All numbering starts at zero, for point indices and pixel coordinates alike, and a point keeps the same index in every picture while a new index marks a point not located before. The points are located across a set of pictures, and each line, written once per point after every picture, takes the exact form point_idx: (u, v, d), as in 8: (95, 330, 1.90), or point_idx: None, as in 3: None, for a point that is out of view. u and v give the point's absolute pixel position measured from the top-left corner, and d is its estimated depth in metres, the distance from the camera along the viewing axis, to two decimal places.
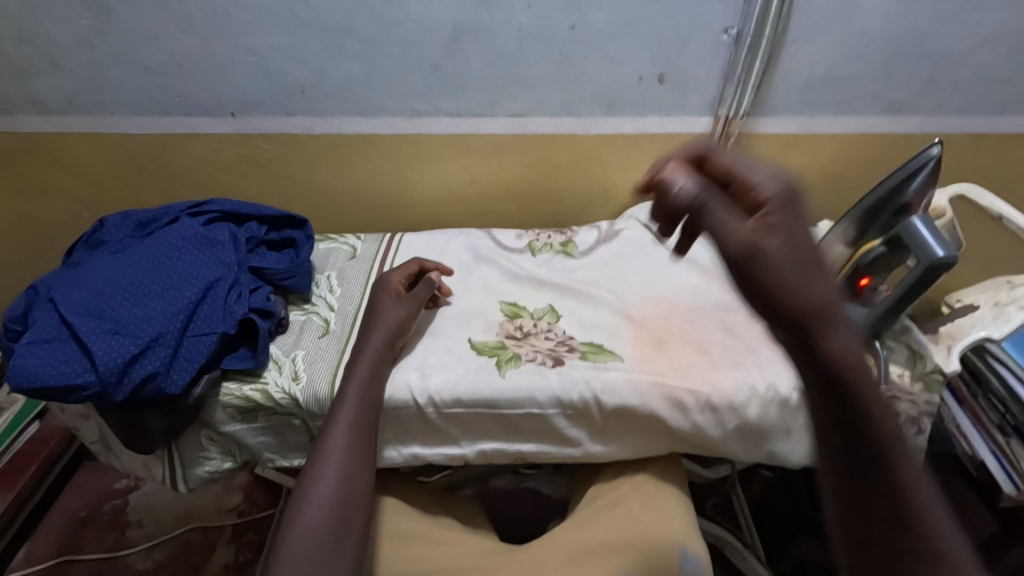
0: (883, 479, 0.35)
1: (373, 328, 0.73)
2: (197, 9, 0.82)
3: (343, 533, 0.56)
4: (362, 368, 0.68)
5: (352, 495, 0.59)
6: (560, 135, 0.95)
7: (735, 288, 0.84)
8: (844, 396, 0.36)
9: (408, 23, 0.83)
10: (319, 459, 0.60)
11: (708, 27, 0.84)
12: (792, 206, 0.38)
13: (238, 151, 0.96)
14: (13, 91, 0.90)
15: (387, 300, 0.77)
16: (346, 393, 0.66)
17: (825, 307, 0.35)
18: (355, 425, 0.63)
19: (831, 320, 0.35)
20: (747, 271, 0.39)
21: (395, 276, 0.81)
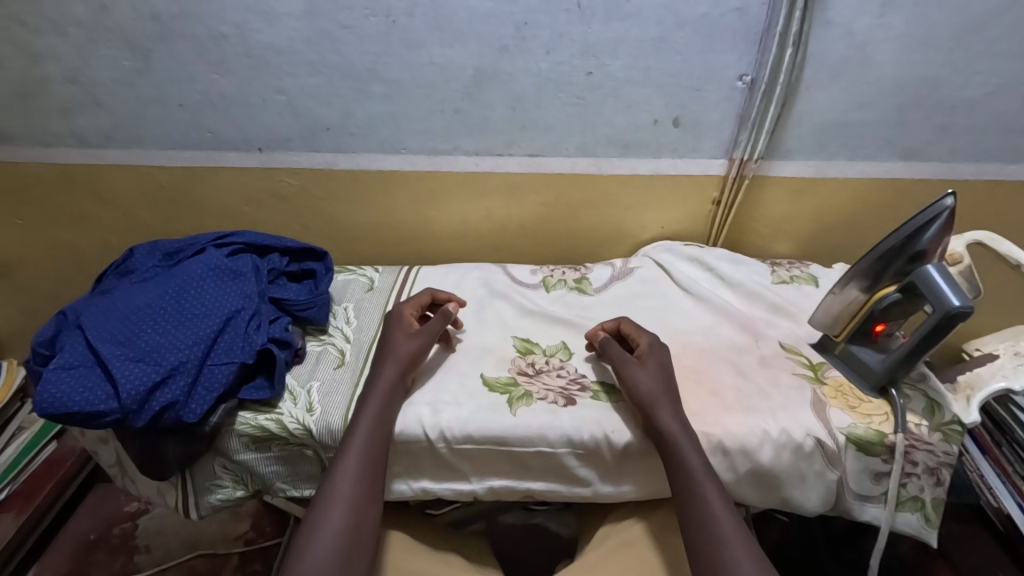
0: (687, 485, 0.62)
1: (385, 361, 0.73)
2: (232, 52, 0.87)
3: (350, 566, 0.56)
4: (374, 400, 0.69)
5: (361, 529, 0.59)
6: (575, 174, 0.97)
7: (748, 329, 0.84)
8: (667, 450, 0.64)
9: (431, 67, 0.87)
10: (330, 491, 0.61)
11: (721, 74, 0.87)
12: (657, 353, 0.75)
13: (264, 185, 1.00)
14: (56, 127, 0.95)
15: (399, 334, 0.77)
16: (357, 425, 0.66)
17: (657, 403, 0.67)
18: (366, 457, 0.64)
19: (661, 410, 0.67)
20: (635, 379, 0.70)
21: (409, 309, 0.82)
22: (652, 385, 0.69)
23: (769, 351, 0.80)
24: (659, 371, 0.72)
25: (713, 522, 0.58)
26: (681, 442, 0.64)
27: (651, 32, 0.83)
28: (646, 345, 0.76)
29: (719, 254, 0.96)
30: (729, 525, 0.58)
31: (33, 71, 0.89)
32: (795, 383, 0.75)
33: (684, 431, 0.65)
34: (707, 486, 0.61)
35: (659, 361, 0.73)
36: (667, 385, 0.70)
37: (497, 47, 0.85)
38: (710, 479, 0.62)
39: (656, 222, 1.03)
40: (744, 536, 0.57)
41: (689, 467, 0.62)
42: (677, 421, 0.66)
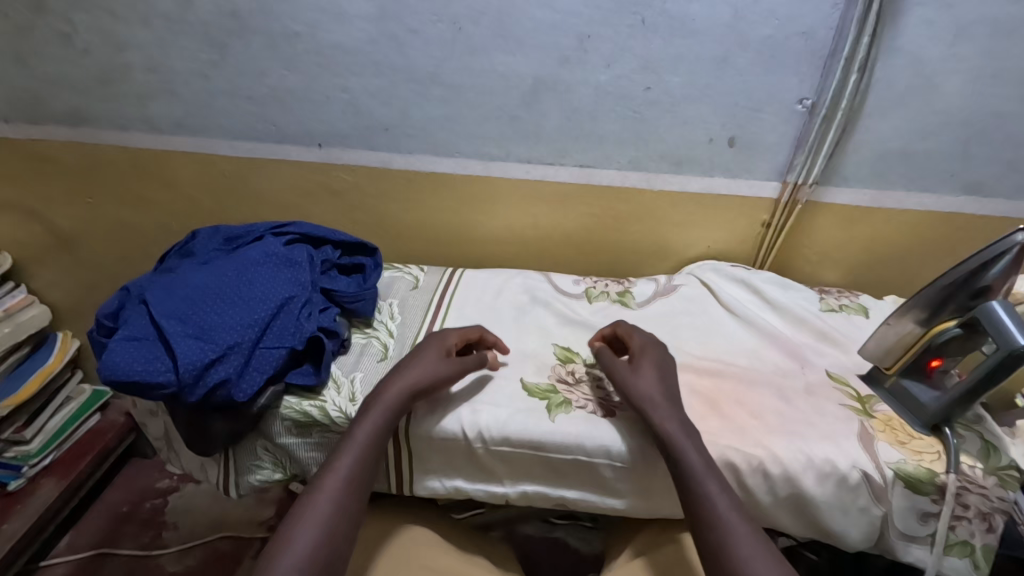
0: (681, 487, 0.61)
1: (402, 370, 0.71)
2: (302, 50, 0.90)
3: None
4: (375, 412, 0.67)
5: (337, 536, 0.58)
6: (625, 188, 0.97)
7: (794, 355, 0.83)
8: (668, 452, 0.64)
9: (491, 73, 0.89)
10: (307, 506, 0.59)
11: (782, 97, 0.86)
12: (654, 356, 0.75)
13: (319, 179, 1.03)
14: (132, 112, 1.00)
15: (430, 351, 0.74)
16: (352, 438, 0.65)
17: (654, 407, 0.67)
18: (354, 474, 0.63)
19: (658, 412, 0.66)
20: (633, 380, 0.71)
21: (454, 339, 0.78)
22: (651, 387, 0.70)
23: (814, 378, 0.79)
24: (657, 372, 0.72)
25: (723, 522, 0.57)
26: (679, 442, 0.64)
27: (713, 51, 0.83)
28: (638, 347, 0.76)
29: (766, 277, 0.95)
30: (738, 523, 0.57)
31: (116, 59, 0.94)
32: (841, 413, 0.73)
33: (684, 432, 0.65)
34: (710, 481, 0.60)
35: (657, 364, 0.73)
36: (664, 385, 0.70)
37: (557, 57, 0.86)
38: (713, 476, 0.61)
39: (702, 241, 1.02)
40: (754, 533, 0.57)
41: (688, 465, 0.62)
42: (675, 420, 0.66)
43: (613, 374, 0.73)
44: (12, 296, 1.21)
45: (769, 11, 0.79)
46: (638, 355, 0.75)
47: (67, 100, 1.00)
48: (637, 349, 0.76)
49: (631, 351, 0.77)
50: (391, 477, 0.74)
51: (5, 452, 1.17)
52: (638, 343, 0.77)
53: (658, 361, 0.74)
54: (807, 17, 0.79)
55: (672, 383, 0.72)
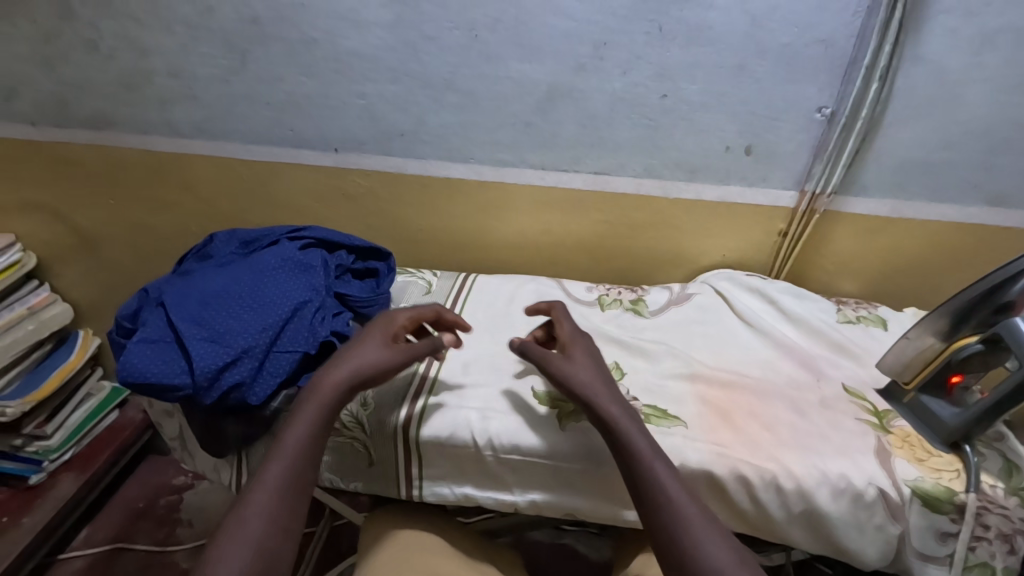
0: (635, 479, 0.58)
1: (340, 360, 0.65)
2: (320, 57, 0.91)
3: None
4: (306, 412, 0.61)
5: (282, 538, 0.54)
6: (640, 195, 0.97)
7: (809, 367, 0.81)
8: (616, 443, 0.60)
9: (506, 80, 0.89)
10: (233, 529, 0.53)
11: (800, 105, 0.85)
12: (585, 345, 0.72)
13: (335, 184, 1.04)
14: (154, 116, 1.01)
15: (374, 335, 0.70)
16: (280, 445, 0.59)
17: (597, 393, 0.64)
18: (286, 486, 0.57)
19: (602, 399, 0.63)
20: (570, 369, 0.67)
21: (402, 318, 0.75)
22: (588, 375, 0.66)
23: (830, 391, 0.77)
24: (587, 359, 0.69)
25: (681, 515, 0.55)
26: (625, 428, 0.61)
27: (731, 58, 0.82)
28: (570, 334, 0.74)
29: (782, 287, 0.94)
30: (694, 510, 0.55)
31: (140, 64, 0.96)
32: (858, 428, 0.71)
33: (628, 417, 0.62)
34: (658, 464, 0.58)
35: (588, 353, 0.71)
36: (600, 371, 0.68)
37: (573, 65, 0.86)
38: (660, 460, 0.59)
39: (717, 249, 1.01)
40: (710, 519, 0.55)
41: (638, 451, 0.59)
42: (620, 406, 0.63)
43: (543, 363, 0.69)
44: (36, 294, 1.24)
45: (789, 19, 0.78)
46: (571, 343, 0.72)
47: (92, 104, 1.02)
48: (568, 337, 0.73)
49: (561, 342, 0.73)
50: (399, 481, 0.75)
51: (25, 447, 1.20)
52: (570, 331, 0.74)
53: (587, 350, 0.71)
54: (827, 25, 0.78)
55: (606, 369, 0.69)
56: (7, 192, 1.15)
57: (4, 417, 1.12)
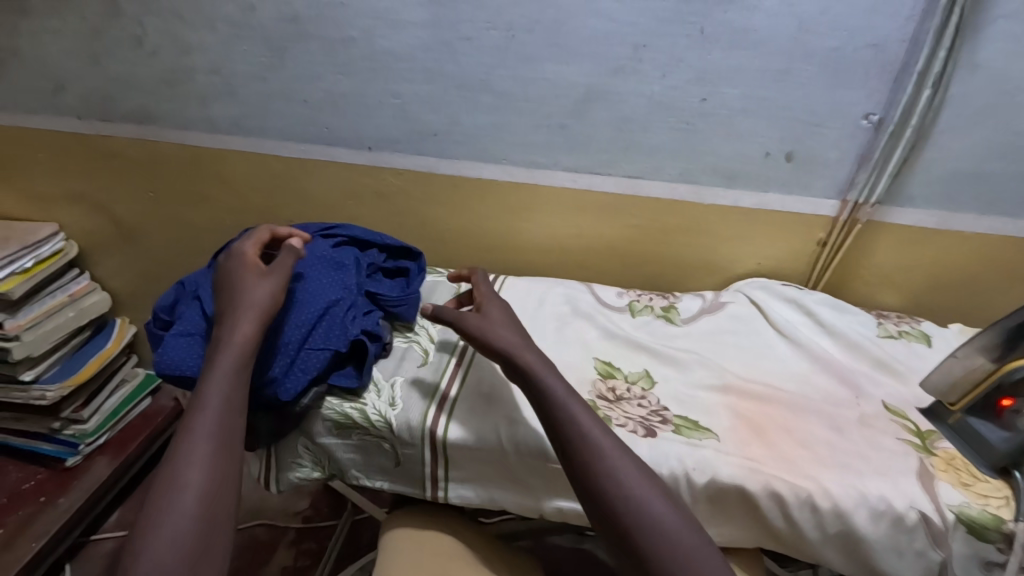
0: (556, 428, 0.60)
1: (237, 310, 0.67)
2: (357, 56, 0.91)
3: (206, 544, 0.53)
4: (224, 363, 0.63)
5: (223, 483, 0.57)
6: (675, 200, 0.95)
7: (848, 383, 0.79)
8: (535, 393, 0.63)
9: (542, 81, 0.88)
10: (175, 477, 0.55)
11: (846, 111, 0.82)
12: (499, 303, 0.76)
13: (368, 182, 1.04)
14: (193, 112, 1.03)
15: (249, 275, 0.70)
16: (205, 396, 0.60)
17: (523, 351, 0.67)
18: (219, 432, 0.59)
19: (527, 355, 0.66)
20: (490, 330, 0.69)
21: (251, 250, 0.74)
22: (507, 333, 0.69)
23: (870, 409, 0.75)
24: (500, 317, 0.73)
25: (604, 461, 0.58)
26: (541, 374, 0.64)
27: (774, 62, 0.80)
28: (487, 293, 0.78)
29: (820, 299, 0.91)
30: (616, 452, 0.58)
31: (182, 61, 0.98)
32: (899, 449, 0.69)
33: (545, 365, 0.66)
34: (573, 405, 0.62)
35: (506, 313, 0.75)
36: (516, 326, 0.72)
37: (611, 67, 0.85)
38: (574, 400, 0.62)
39: (753, 257, 0.98)
40: (631, 458, 0.59)
41: (553, 395, 0.62)
42: (535, 354, 0.67)
43: (464, 324, 0.71)
44: (77, 282, 1.28)
45: (837, 23, 0.76)
46: (493, 304, 0.76)
47: (135, 100, 1.04)
48: (483, 299, 0.77)
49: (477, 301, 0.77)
50: (424, 481, 0.75)
51: (63, 430, 1.25)
52: (485, 295, 0.78)
53: (505, 309, 0.76)
54: (877, 29, 0.75)
55: (517, 324, 0.74)
56: (52, 183, 1.19)
57: (44, 400, 1.19)
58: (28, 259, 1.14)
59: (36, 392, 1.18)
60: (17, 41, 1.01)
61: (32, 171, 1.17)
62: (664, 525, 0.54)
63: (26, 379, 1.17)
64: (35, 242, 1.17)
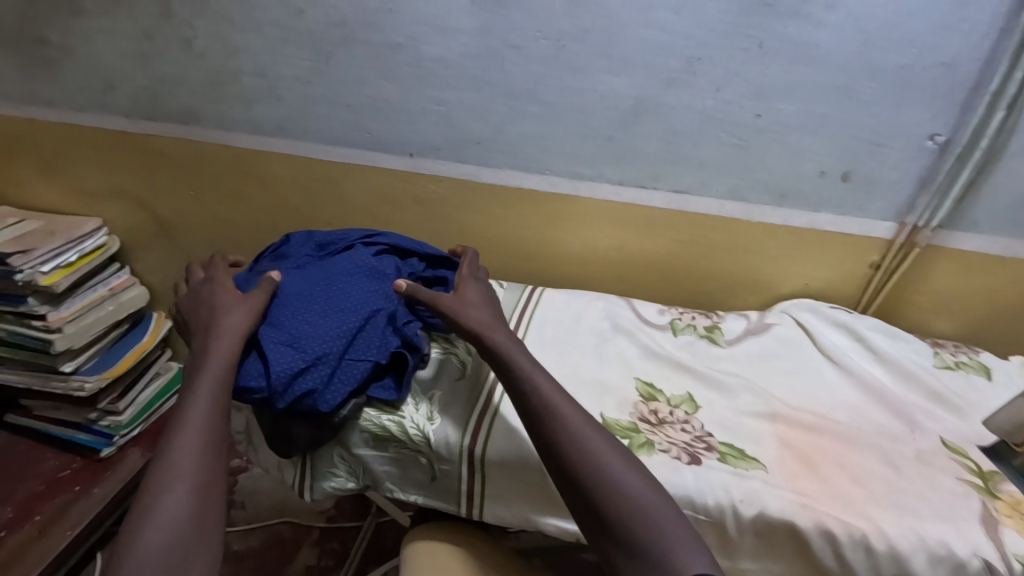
0: (523, 401, 0.64)
1: (224, 321, 0.69)
2: (403, 62, 0.91)
3: (201, 528, 0.53)
4: (214, 362, 0.64)
5: (214, 469, 0.57)
6: (722, 217, 0.92)
7: (903, 416, 0.76)
8: (505, 369, 0.67)
9: (590, 92, 0.86)
10: (168, 466, 0.55)
11: (910, 131, 0.79)
12: (479, 282, 0.80)
13: (407, 189, 1.04)
14: (237, 113, 1.04)
15: (229, 295, 0.73)
16: (195, 392, 0.61)
17: (492, 329, 0.71)
18: (210, 423, 0.59)
19: (496, 334, 0.70)
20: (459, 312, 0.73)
21: (226, 276, 0.78)
22: (479, 313, 0.73)
23: (926, 445, 0.72)
24: (474, 297, 0.77)
25: (577, 437, 0.60)
26: (511, 352, 0.68)
27: (836, 79, 0.77)
28: (469, 273, 0.81)
29: (872, 324, 0.87)
30: (590, 433, 0.60)
31: (228, 63, 0.98)
32: (959, 490, 0.66)
33: (516, 345, 0.69)
34: (539, 379, 0.65)
35: (481, 292, 0.79)
36: (491, 308, 0.76)
37: (663, 79, 0.82)
38: (543, 375, 0.66)
39: (800, 278, 0.95)
40: (607, 442, 0.61)
41: (521, 369, 0.66)
42: (505, 335, 0.71)
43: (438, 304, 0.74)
44: (117, 276, 1.30)
45: (905, 39, 0.73)
46: (472, 282, 0.79)
47: (181, 100, 1.05)
48: (463, 277, 0.80)
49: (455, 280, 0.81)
50: (459, 496, 0.74)
51: (99, 421, 1.28)
52: (467, 274, 0.81)
53: (483, 288, 0.80)
54: (949, 47, 0.72)
55: (493, 304, 0.77)
56: (97, 179, 1.20)
57: (83, 390, 1.21)
58: (72, 253, 1.16)
59: (75, 383, 1.21)
60: (70, 40, 1.02)
61: (78, 167, 1.19)
62: (634, 496, 0.56)
63: (67, 369, 1.19)
64: (79, 237, 1.19)
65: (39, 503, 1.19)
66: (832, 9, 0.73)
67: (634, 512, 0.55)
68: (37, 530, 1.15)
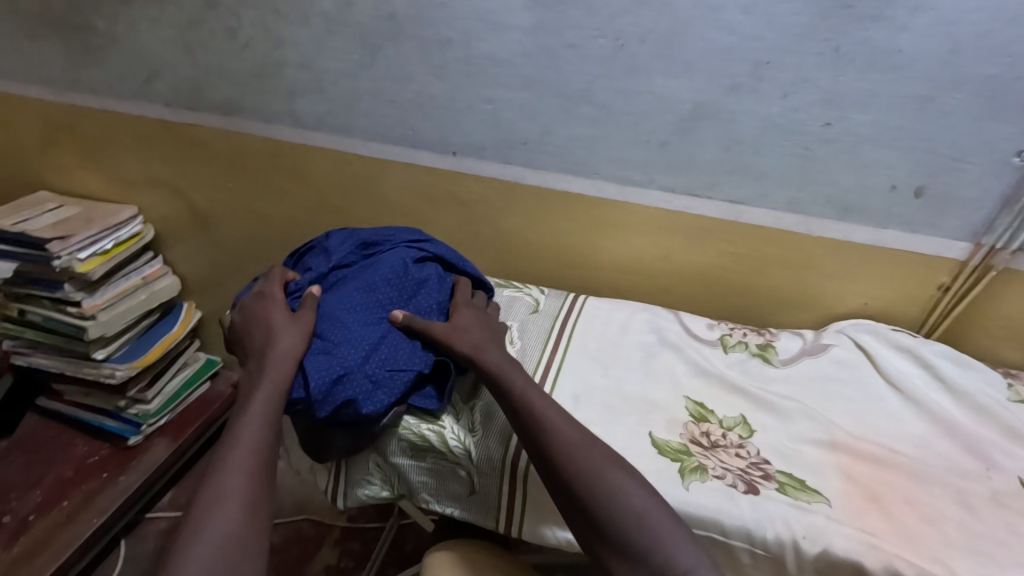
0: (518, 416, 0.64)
1: (278, 336, 0.68)
2: (452, 58, 0.88)
3: (247, 549, 0.53)
4: (269, 377, 0.64)
5: (261, 491, 0.57)
6: (779, 230, 0.88)
7: (976, 451, 0.71)
8: (497, 386, 0.67)
9: (648, 95, 0.82)
10: (219, 482, 0.56)
11: (995, 146, 0.74)
12: (474, 308, 0.77)
13: (448, 188, 1.01)
14: (279, 106, 1.02)
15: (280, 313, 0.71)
16: (250, 408, 0.62)
17: (484, 348, 0.70)
18: (261, 443, 0.60)
19: (488, 351, 0.70)
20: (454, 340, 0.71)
21: (277, 288, 0.76)
22: (476, 341, 0.71)
23: (1003, 485, 0.67)
24: (472, 324, 0.74)
25: (572, 453, 0.60)
26: (503, 369, 0.68)
27: (918, 88, 0.72)
28: (463, 297, 0.78)
29: (940, 350, 0.82)
30: (589, 449, 0.61)
31: (273, 55, 0.96)
32: None
33: (510, 364, 0.69)
34: (531, 393, 0.66)
35: (478, 318, 0.76)
36: (489, 334, 0.74)
37: (727, 84, 0.78)
38: (532, 389, 0.66)
39: (860, 297, 0.90)
40: (609, 459, 0.61)
41: (513, 386, 0.66)
42: (497, 351, 0.71)
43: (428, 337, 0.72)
44: (150, 266, 1.29)
45: (997, 48, 0.68)
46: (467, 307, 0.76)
47: (222, 90, 1.04)
48: (457, 301, 0.77)
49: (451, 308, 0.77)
50: (499, 510, 0.70)
51: (128, 409, 1.26)
52: (459, 300, 0.77)
53: (481, 316, 0.76)
54: None
55: (495, 330, 0.76)
56: (136, 168, 1.20)
57: (113, 378, 1.20)
58: (108, 241, 1.16)
59: (106, 370, 1.20)
60: (116, 27, 1.02)
61: (117, 155, 1.19)
62: (632, 504, 0.57)
63: (99, 357, 1.19)
64: (115, 225, 1.18)
65: (67, 488, 1.19)
66: (918, 12, 0.68)
67: (632, 522, 0.56)
68: (65, 515, 1.15)
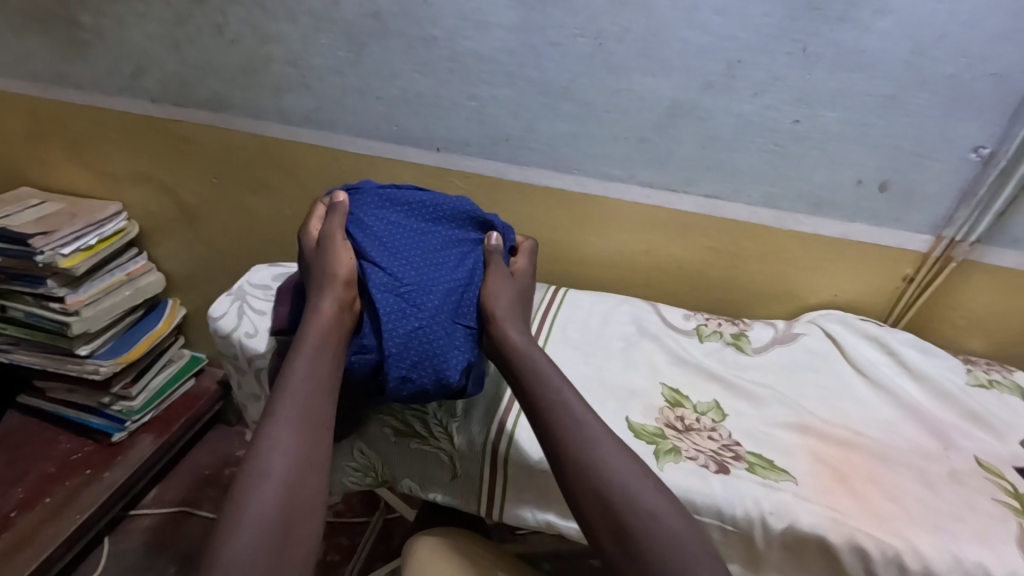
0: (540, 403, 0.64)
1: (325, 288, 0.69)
2: (437, 55, 0.90)
3: (291, 529, 0.54)
4: (310, 342, 0.66)
5: (308, 465, 0.58)
6: (754, 224, 0.91)
7: (937, 433, 0.75)
8: (521, 369, 0.67)
9: (627, 93, 0.85)
10: (264, 455, 0.57)
11: (954, 143, 0.77)
12: (527, 278, 0.79)
13: (433, 183, 1.03)
14: (267, 102, 1.03)
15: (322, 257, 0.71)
16: (292, 378, 0.63)
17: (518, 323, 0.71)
18: (305, 414, 0.61)
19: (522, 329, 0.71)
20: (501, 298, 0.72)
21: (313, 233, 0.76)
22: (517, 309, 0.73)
23: (961, 464, 0.71)
24: (522, 289, 0.76)
25: (592, 443, 0.61)
26: (532, 354, 0.68)
27: (882, 87, 0.76)
28: (522, 266, 0.80)
29: (905, 338, 0.85)
30: (608, 442, 0.61)
31: (261, 51, 0.98)
32: (997, 511, 0.65)
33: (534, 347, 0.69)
34: (556, 381, 0.66)
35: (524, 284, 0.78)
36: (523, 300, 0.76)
37: (701, 82, 0.81)
38: (560, 378, 0.67)
39: (831, 288, 0.94)
40: (625, 452, 0.61)
41: (541, 372, 0.67)
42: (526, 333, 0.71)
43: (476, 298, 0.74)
44: (135, 262, 1.29)
45: (955, 50, 0.71)
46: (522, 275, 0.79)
47: (210, 86, 1.05)
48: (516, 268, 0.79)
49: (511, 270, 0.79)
50: (477, 494, 0.72)
51: (112, 405, 1.27)
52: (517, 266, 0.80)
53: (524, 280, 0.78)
54: (1002, 59, 0.71)
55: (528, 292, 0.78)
56: (121, 162, 1.20)
57: (97, 374, 1.21)
58: (92, 236, 1.16)
59: (91, 366, 1.20)
60: (103, 22, 1.02)
61: (102, 149, 1.19)
62: (642, 500, 0.58)
63: (83, 353, 1.19)
64: (100, 221, 1.19)
65: (50, 485, 1.19)
66: (880, 15, 0.71)
67: (641, 517, 0.57)
68: (49, 511, 1.15)
